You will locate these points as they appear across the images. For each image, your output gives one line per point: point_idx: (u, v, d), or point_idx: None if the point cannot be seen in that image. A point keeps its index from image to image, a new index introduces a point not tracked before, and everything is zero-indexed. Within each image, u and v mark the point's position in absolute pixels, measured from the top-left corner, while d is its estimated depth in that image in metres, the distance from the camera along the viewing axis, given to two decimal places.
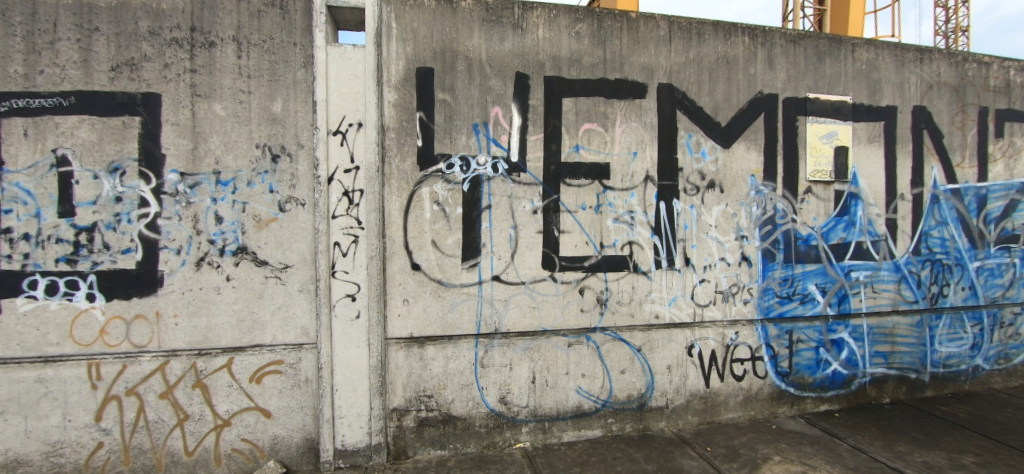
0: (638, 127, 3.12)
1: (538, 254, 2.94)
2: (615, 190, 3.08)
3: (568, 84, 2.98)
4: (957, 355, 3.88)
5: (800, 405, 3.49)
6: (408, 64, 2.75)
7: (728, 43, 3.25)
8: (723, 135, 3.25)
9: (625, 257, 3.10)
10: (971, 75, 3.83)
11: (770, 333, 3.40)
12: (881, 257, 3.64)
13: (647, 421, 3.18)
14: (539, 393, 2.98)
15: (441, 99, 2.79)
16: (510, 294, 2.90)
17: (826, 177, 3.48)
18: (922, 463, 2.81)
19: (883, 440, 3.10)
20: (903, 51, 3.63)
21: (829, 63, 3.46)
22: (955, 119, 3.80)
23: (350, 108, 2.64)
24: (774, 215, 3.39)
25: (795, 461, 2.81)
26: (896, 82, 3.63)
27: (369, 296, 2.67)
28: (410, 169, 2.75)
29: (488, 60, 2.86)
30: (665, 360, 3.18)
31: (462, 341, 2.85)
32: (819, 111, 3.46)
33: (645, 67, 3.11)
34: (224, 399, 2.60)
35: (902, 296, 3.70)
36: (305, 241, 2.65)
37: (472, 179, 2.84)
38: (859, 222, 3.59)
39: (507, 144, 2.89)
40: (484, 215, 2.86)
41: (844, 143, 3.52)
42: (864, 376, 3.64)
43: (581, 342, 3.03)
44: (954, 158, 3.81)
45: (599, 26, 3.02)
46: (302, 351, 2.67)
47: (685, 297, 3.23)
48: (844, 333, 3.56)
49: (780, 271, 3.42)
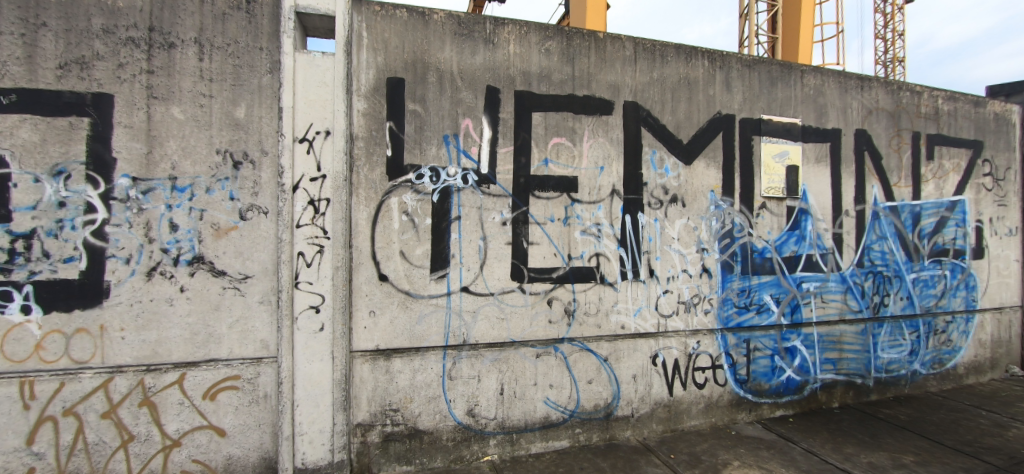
0: (605, 143, 3.22)
1: (506, 266, 2.96)
2: (583, 203, 3.15)
3: (537, 99, 3.04)
4: (897, 361, 4.15)
5: (757, 412, 3.63)
6: (378, 74, 2.73)
7: (689, 65, 3.41)
8: (684, 152, 3.40)
9: (592, 269, 3.17)
10: (905, 102, 4.18)
11: (729, 342, 3.54)
12: (829, 269, 3.88)
13: (614, 431, 3.22)
14: (507, 405, 2.98)
15: (411, 110, 2.79)
16: (479, 305, 2.90)
17: (778, 194, 3.69)
18: (868, 464, 2.98)
19: (833, 442, 3.26)
20: (846, 79, 3.93)
21: (780, 87, 3.70)
22: (892, 142, 4.12)
23: (317, 116, 2.60)
24: (732, 229, 3.56)
25: (753, 466, 2.92)
26: (839, 107, 3.91)
27: (333, 308, 2.61)
28: (378, 179, 2.72)
29: (459, 72, 2.89)
30: (631, 369, 3.25)
31: (430, 353, 2.81)
32: (772, 132, 3.68)
33: (612, 84, 3.23)
34: (173, 417, 2.45)
35: (848, 306, 3.94)
36: (267, 251, 2.56)
37: (442, 190, 2.84)
38: (809, 236, 3.81)
39: (477, 156, 2.92)
40: (453, 225, 2.86)
41: (794, 163, 3.75)
42: (815, 382, 3.83)
43: (549, 353, 3.06)
44: (892, 178, 4.13)
45: (567, 44, 3.12)
46: (261, 365, 2.56)
47: (649, 308, 3.32)
48: (796, 341, 3.75)
49: (737, 282, 3.58)
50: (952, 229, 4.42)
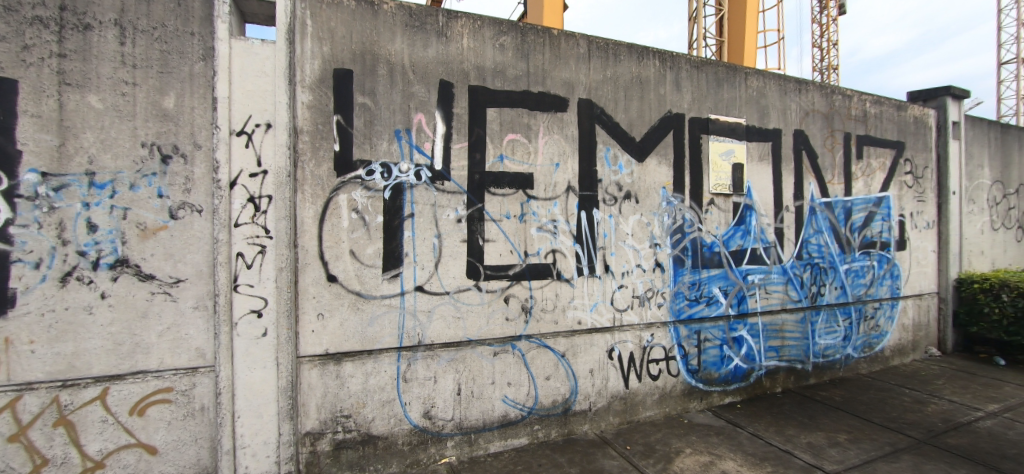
0: (560, 139, 3.22)
1: (462, 264, 2.90)
2: (539, 199, 3.14)
3: (492, 94, 3.00)
4: (832, 346, 4.44)
5: (708, 400, 3.78)
6: (324, 65, 2.59)
7: (641, 65, 3.48)
8: (637, 150, 3.47)
9: (548, 265, 3.17)
10: (837, 105, 4.47)
11: (681, 334, 3.66)
12: (772, 261, 4.09)
13: (571, 426, 3.25)
14: (464, 405, 2.93)
15: (360, 103, 2.67)
16: (434, 304, 2.83)
17: (725, 190, 3.85)
18: (807, 444, 3.16)
19: (776, 425, 3.44)
20: (785, 81, 4.15)
21: (726, 88, 3.85)
22: (826, 142, 4.40)
23: (256, 107, 2.44)
24: (683, 225, 3.67)
25: (704, 452, 3.03)
26: (780, 108, 4.13)
27: (277, 312, 2.46)
28: (325, 175, 2.58)
29: (411, 65, 2.80)
30: (588, 364, 3.29)
31: (383, 355, 2.71)
32: (719, 131, 3.82)
33: (566, 82, 3.24)
34: (95, 437, 2.23)
35: (789, 296, 4.17)
36: (201, 253, 2.38)
37: (394, 187, 2.75)
38: (753, 230, 4.00)
39: (430, 152, 2.84)
40: (406, 223, 2.78)
41: (739, 161, 3.92)
42: (760, 369, 4.03)
43: (506, 351, 3.03)
44: (826, 176, 4.41)
45: (522, 40, 3.10)
46: (197, 376, 2.38)
47: (605, 303, 3.36)
48: (743, 331, 3.93)
49: (688, 276, 3.70)
50: (879, 223, 4.78)
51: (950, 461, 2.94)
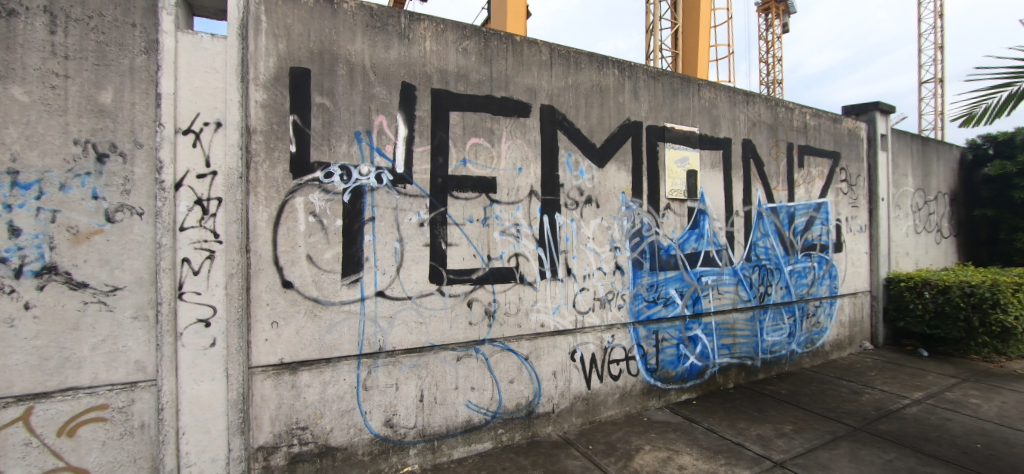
0: (523, 144, 3.26)
1: (424, 268, 2.87)
2: (501, 203, 3.16)
3: (454, 98, 3.00)
4: (779, 343, 4.71)
5: (666, 398, 3.91)
6: (280, 62, 2.50)
7: (601, 73, 3.59)
8: (597, 156, 3.56)
9: (511, 269, 3.19)
10: (781, 117, 4.77)
11: (640, 334, 3.77)
12: (723, 263, 4.30)
13: (535, 428, 3.27)
14: (426, 412, 2.88)
15: (318, 103, 2.59)
16: (395, 310, 2.78)
17: (680, 196, 4.01)
18: (756, 435, 3.33)
19: (728, 419, 3.61)
20: (734, 94, 4.39)
21: (681, 98, 4.03)
22: (771, 151, 4.68)
23: (205, 105, 2.32)
24: (641, 228, 3.80)
25: (662, 448, 3.12)
26: (730, 119, 4.36)
27: (227, 321, 2.33)
28: (281, 177, 2.48)
29: (372, 66, 2.75)
30: (551, 366, 3.32)
31: (342, 363, 2.63)
32: (674, 139, 3.99)
33: (529, 88, 3.28)
34: (16, 463, 2.02)
35: (739, 296, 4.40)
36: (142, 258, 2.23)
37: (354, 190, 2.68)
38: (706, 234, 4.19)
39: (392, 155, 2.80)
40: (366, 227, 2.71)
41: (693, 167, 4.10)
42: (714, 367, 4.22)
43: (470, 355, 3.02)
44: (772, 183, 4.69)
45: (485, 45, 3.11)
46: (136, 391, 2.22)
47: (567, 305, 3.42)
48: (698, 330, 4.10)
49: (647, 278, 3.83)
50: (818, 227, 5.12)
51: (882, 446, 3.18)
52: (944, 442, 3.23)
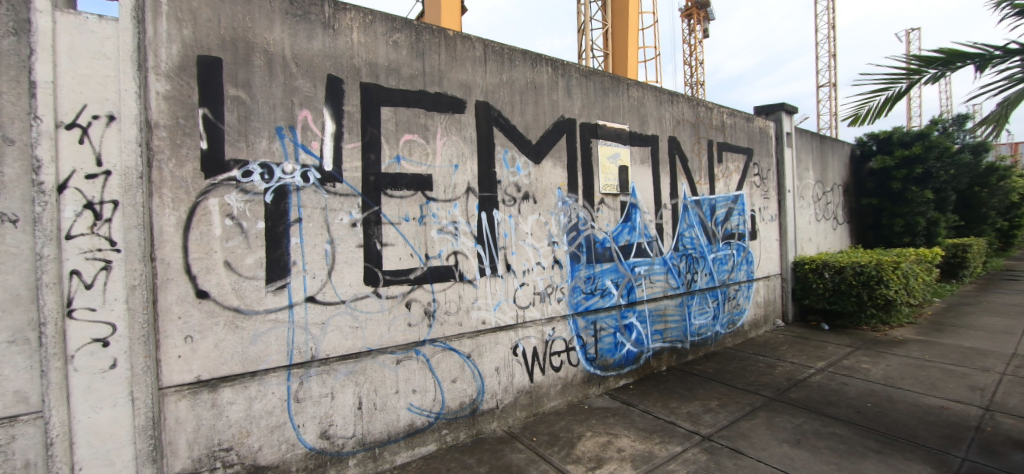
0: (458, 141, 3.22)
1: (358, 270, 2.75)
2: (438, 201, 3.10)
3: (386, 93, 2.89)
4: (705, 325, 5.07)
5: (605, 384, 4.06)
6: (185, 50, 2.25)
7: (534, 71, 3.63)
8: (533, 152, 3.60)
9: (450, 267, 3.14)
10: (701, 115, 5.12)
11: (579, 325, 3.89)
12: (654, 254, 4.55)
13: (480, 425, 3.27)
14: (366, 420, 2.77)
15: (232, 96, 2.38)
16: (328, 315, 2.64)
17: (613, 190, 4.18)
18: (687, 413, 3.57)
19: (662, 400, 3.83)
20: (660, 93, 4.64)
21: (611, 97, 4.19)
22: (694, 147, 5.01)
23: (94, 95, 2.04)
24: (577, 223, 3.91)
25: (602, 433, 3.25)
26: (656, 117, 4.61)
27: (130, 339, 2.08)
28: (190, 176, 2.25)
29: (293, 57, 2.57)
30: (493, 362, 3.33)
31: (269, 376, 2.46)
32: (606, 135, 4.13)
33: (462, 83, 3.24)
34: None
35: (669, 284, 4.68)
36: (18, 273, 1.92)
37: (277, 190, 2.50)
38: (638, 227, 4.40)
39: (319, 152, 2.65)
40: (293, 229, 2.55)
41: (624, 163, 4.28)
42: (648, 352, 4.45)
43: (410, 357, 2.94)
44: (695, 177, 5.02)
45: (416, 38, 3.03)
46: (17, 426, 1.93)
47: (508, 301, 3.44)
48: (632, 318, 4.31)
49: (584, 270, 3.95)
50: (736, 218, 5.57)
51: (793, 412, 3.54)
52: (842, 405, 3.65)
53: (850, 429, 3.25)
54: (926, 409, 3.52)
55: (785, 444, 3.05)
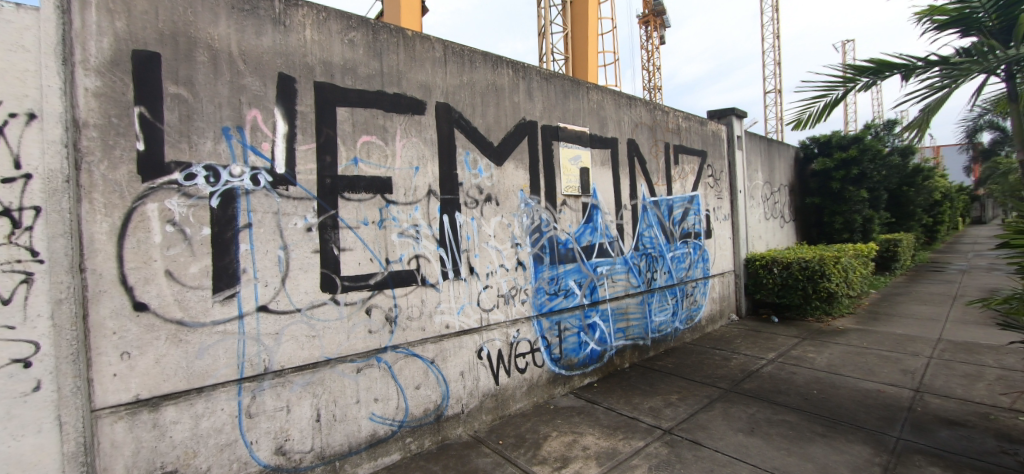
0: (419, 143, 3.16)
1: (315, 276, 2.64)
2: (398, 204, 3.04)
3: (342, 92, 2.80)
4: (665, 322, 5.23)
5: (570, 384, 4.10)
6: (118, 43, 2.09)
7: (495, 72, 3.63)
8: (495, 154, 3.59)
9: (412, 271, 3.08)
10: (658, 119, 5.29)
11: (544, 326, 3.91)
12: (615, 253, 4.64)
13: (445, 431, 3.22)
14: (324, 432, 2.66)
15: (173, 94, 2.23)
16: (282, 325, 2.52)
17: (575, 192, 4.24)
18: (649, 408, 3.66)
19: (625, 396, 3.91)
20: (618, 97, 4.75)
21: (572, 99, 4.25)
22: (652, 150, 5.17)
23: (11, 91, 1.84)
24: (540, 224, 3.94)
25: (567, 432, 3.27)
26: (615, 120, 4.72)
27: (57, 358, 1.89)
28: (125, 180, 2.09)
29: (240, 54, 2.44)
30: (458, 367, 3.29)
31: (218, 391, 2.31)
32: (567, 138, 4.19)
33: (422, 84, 3.19)
34: None
35: (630, 283, 4.79)
36: None
37: (225, 194, 2.37)
38: (599, 227, 4.49)
39: (270, 154, 2.53)
40: (242, 235, 2.42)
41: (585, 165, 4.35)
42: (611, 350, 4.54)
43: (371, 365, 2.86)
44: (654, 179, 5.17)
45: (373, 37, 2.96)
46: None
47: (471, 304, 3.41)
48: (596, 317, 4.38)
49: (548, 272, 3.98)
50: (692, 217, 5.78)
51: (747, 402, 3.70)
52: (792, 393, 3.86)
53: (799, 415, 3.44)
54: (866, 393, 3.78)
55: (740, 433, 3.18)
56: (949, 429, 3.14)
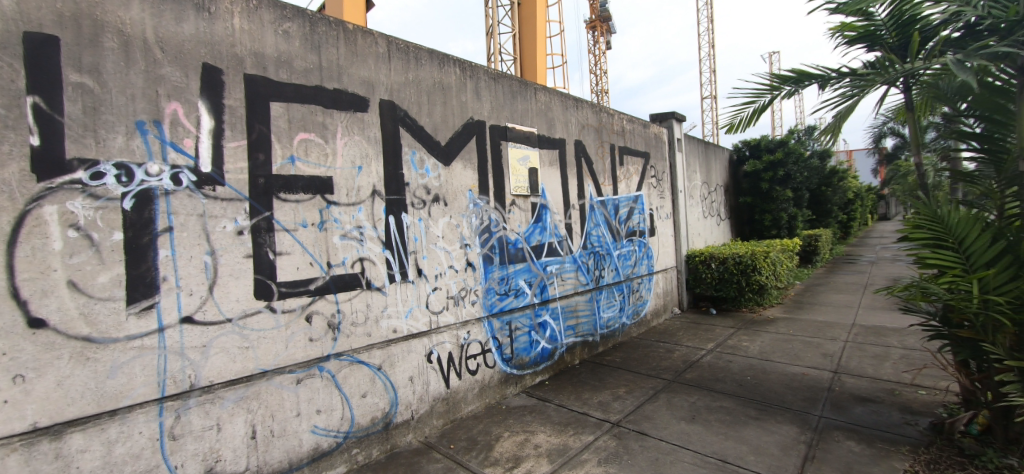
0: (361, 141, 3.04)
1: (247, 283, 2.47)
2: (340, 205, 2.90)
3: (275, 87, 2.63)
4: (613, 318, 5.39)
5: (521, 383, 4.12)
6: (5, 23, 1.83)
7: (442, 71, 3.57)
8: (442, 154, 3.53)
9: (356, 275, 2.95)
10: (603, 121, 5.43)
11: (494, 327, 3.90)
12: (564, 252, 4.72)
13: (394, 439, 3.12)
14: (261, 450, 2.49)
15: (75, 83, 2.00)
16: (210, 337, 2.33)
17: (523, 192, 4.26)
18: (598, 402, 3.74)
19: (575, 392, 3.99)
20: (565, 99, 4.83)
21: (520, 100, 4.27)
22: (598, 151, 5.30)
23: None
24: (489, 224, 3.92)
25: (519, 432, 3.28)
26: (562, 121, 4.80)
27: None
28: (14, 179, 1.83)
29: (157, 41, 2.22)
30: (406, 372, 3.20)
31: (135, 413, 2.10)
32: (516, 138, 4.20)
33: (365, 80, 3.07)
34: None
35: (579, 281, 4.90)
36: None
37: (140, 195, 2.15)
38: (548, 226, 4.54)
39: (194, 151, 2.33)
40: (162, 240, 2.21)
41: (534, 165, 4.38)
42: (562, 347, 4.61)
43: (312, 375, 2.71)
44: (600, 179, 5.31)
45: (310, 29, 2.81)
46: None
47: (420, 307, 3.33)
48: (546, 316, 4.43)
49: (497, 272, 3.97)
50: (637, 216, 6.00)
51: (688, 391, 3.89)
52: (729, 380, 4.10)
53: (735, 401, 3.66)
54: (793, 377, 4.09)
55: (682, 421, 3.33)
56: (862, 405, 3.47)
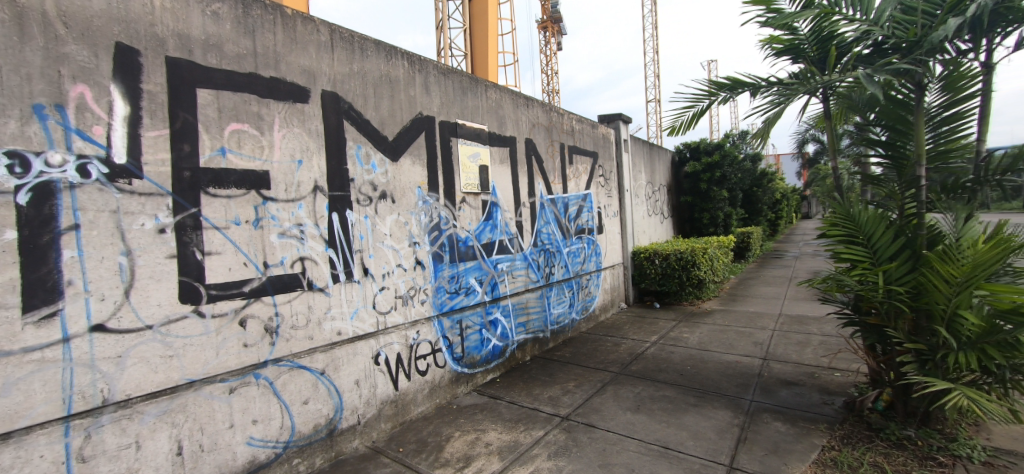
0: (302, 134, 2.88)
1: (171, 286, 2.26)
2: (278, 201, 2.73)
3: (203, 72, 2.43)
4: (563, 313, 5.49)
5: (472, 381, 4.09)
6: None
7: (389, 63, 3.45)
8: (389, 149, 3.42)
9: (296, 276, 2.80)
10: (553, 120, 5.51)
11: (445, 326, 3.84)
12: (515, 250, 4.74)
13: (339, 446, 2.99)
14: (188, 467, 2.30)
15: None
16: (127, 346, 2.11)
17: (474, 189, 4.22)
18: (549, 397, 3.80)
19: (526, 388, 4.02)
20: (516, 96, 4.84)
21: (470, 96, 4.22)
22: (548, 149, 5.37)
23: None
24: (439, 222, 3.85)
25: (470, 431, 3.26)
26: (512, 119, 4.80)
27: None
28: None
29: (59, 15, 1.97)
30: (352, 376, 3.07)
31: (35, 435, 1.86)
32: (466, 135, 4.16)
33: (305, 70, 2.91)
34: None
35: (529, 278, 4.94)
36: None
37: (38, 188, 1.90)
38: (499, 224, 4.54)
39: (105, 140, 2.09)
40: (66, 239, 1.97)
41: (484, 163, 4.35)
42: (512, 345, 4.63)
43: (247, 383, 2.54)
44: (550, 177, 5.39)
45: (244, 12, 2.61)
46: None
47: (366, 308, 3.21)
48: (496, 314, 4.43)
49: (447, 270, 3.91)
50: (586, 214, 6.15)
51: (633, 382, 4.04)
52: (671, 370, 4.30)
53: (676, 390, 3.84)
54: (728, 365, 4.36)
55: (628, 412, 3.46)
56: (788, 388, 3.76)
